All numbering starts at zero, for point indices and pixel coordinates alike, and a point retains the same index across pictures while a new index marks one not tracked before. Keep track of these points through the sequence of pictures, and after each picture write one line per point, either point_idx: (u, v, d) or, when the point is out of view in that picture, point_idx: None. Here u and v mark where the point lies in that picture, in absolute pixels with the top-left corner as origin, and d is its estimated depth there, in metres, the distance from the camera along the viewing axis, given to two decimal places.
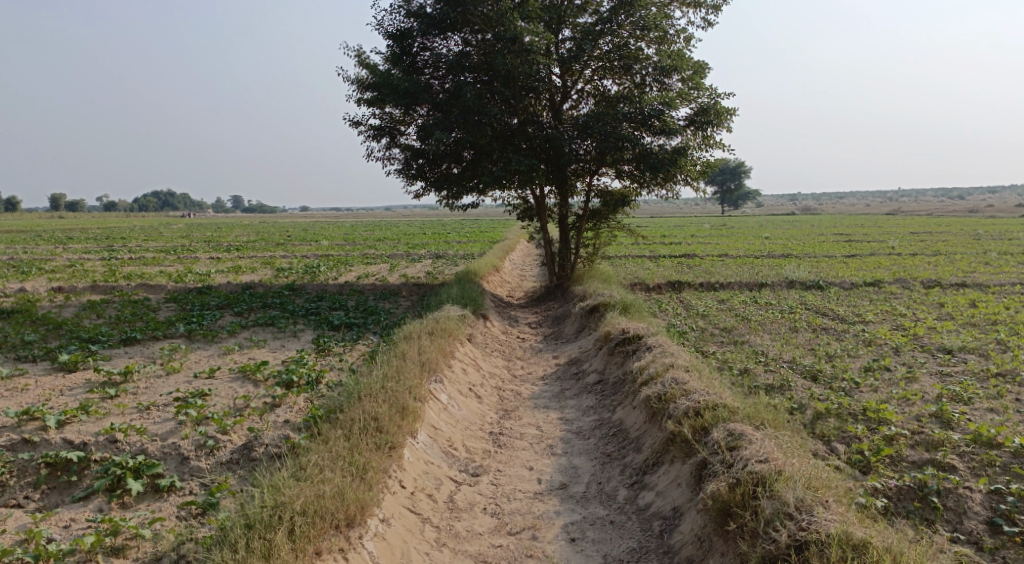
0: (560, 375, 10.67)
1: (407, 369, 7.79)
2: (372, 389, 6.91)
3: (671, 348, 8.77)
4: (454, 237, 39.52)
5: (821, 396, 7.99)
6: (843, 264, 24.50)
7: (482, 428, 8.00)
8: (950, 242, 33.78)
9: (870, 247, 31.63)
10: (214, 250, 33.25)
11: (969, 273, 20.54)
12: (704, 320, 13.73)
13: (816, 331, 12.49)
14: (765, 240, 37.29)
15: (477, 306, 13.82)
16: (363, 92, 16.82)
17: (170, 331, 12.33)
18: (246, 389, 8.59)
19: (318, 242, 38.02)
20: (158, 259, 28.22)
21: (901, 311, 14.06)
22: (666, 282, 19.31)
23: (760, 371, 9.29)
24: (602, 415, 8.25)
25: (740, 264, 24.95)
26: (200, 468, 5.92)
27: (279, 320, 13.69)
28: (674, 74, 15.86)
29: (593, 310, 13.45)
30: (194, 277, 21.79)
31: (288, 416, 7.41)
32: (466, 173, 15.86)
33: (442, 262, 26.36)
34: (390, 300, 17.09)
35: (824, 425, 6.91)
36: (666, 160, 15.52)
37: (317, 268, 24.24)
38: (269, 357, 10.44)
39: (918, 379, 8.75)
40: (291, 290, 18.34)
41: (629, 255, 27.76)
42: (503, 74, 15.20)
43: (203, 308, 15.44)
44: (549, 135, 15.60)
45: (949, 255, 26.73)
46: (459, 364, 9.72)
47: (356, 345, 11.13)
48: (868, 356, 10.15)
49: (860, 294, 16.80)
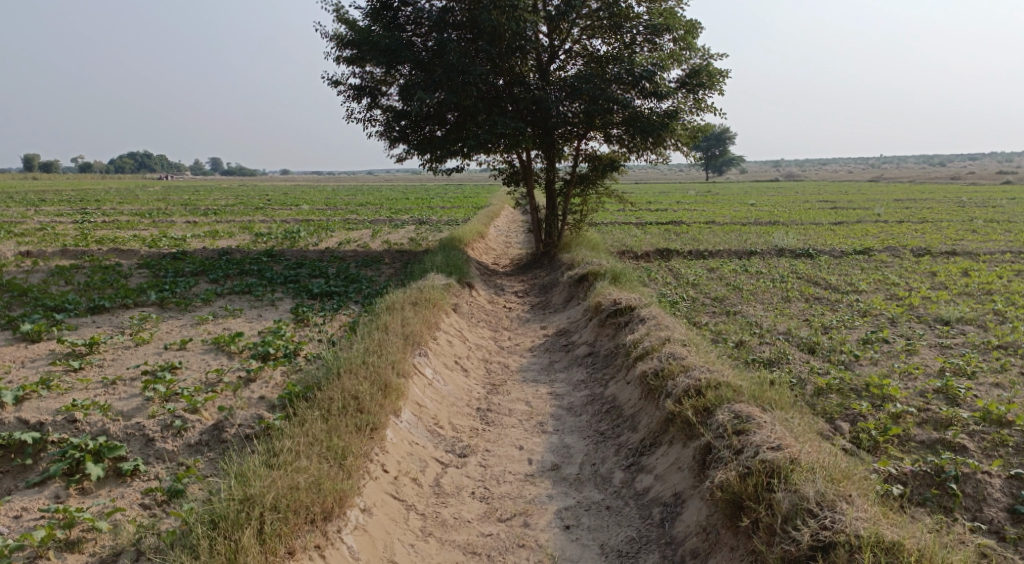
0: (548, 346, 10.34)
1: (390, 343, 7.39)
2: (352, 364, 6.50)
3: (665, 320, 8.41)
4: (437, 202, 38.82)
5: (821, 370, 7.71)
6: (831, 231, 24.27)
7: (469, 404, 7.65)
8: (936, 210, 33.69)
9: (857, 214, 31.45)
10: (190, 214, 32.30)
11: (957, 241, 20.39)
12: (695, 289, 13.43)
13: (809, 301, 12.23)
14: (752, 207, 36.96)
15: (463, 275, 13.37)
16: (342, 50, 16.06)
17: (141, 299, 11.77)
18: (219, 361, 8.13)
19: (299, 207, 37.19)
20: (132, 223, 27.33)
21: (893, 280, 13.83)
22: (654, 249, 18.95)
23: (755, 344, 8.99)
24: (593, 390, 7.93)
25: (727, 231, 24.64)
26: (167, 451, 5.49)
27: (256, 288, 13.15)
28: (666, 34, 15.28)
29: (581, 280, 13.07)
30: (169, 242, 21.06)
31: (264, 393, 6.99)
32: (450, 136, 15.25)
33: (425, 228, 25.78)
34: (373, 267, 16.57)
35: (827, 402, 6.62)
36: (657, 123, 15.01)
37: (296, 233, 23.56)
38: (245, 327, 9.96)
39: (917, 352, 8.50)
40: (270, 256, 17.74)
41: (616, 222, 27.37)
42: (489, 31, 14.52)
43: (177, 274, 14.84)
44: (537, 97, 15.00)
45: (936, 223, 26.60)
46: (444, 336, 9.34)
47: (336, 316, 10.66)
48: (864, 327, 9.89)
49: (851, 262, 16.56)
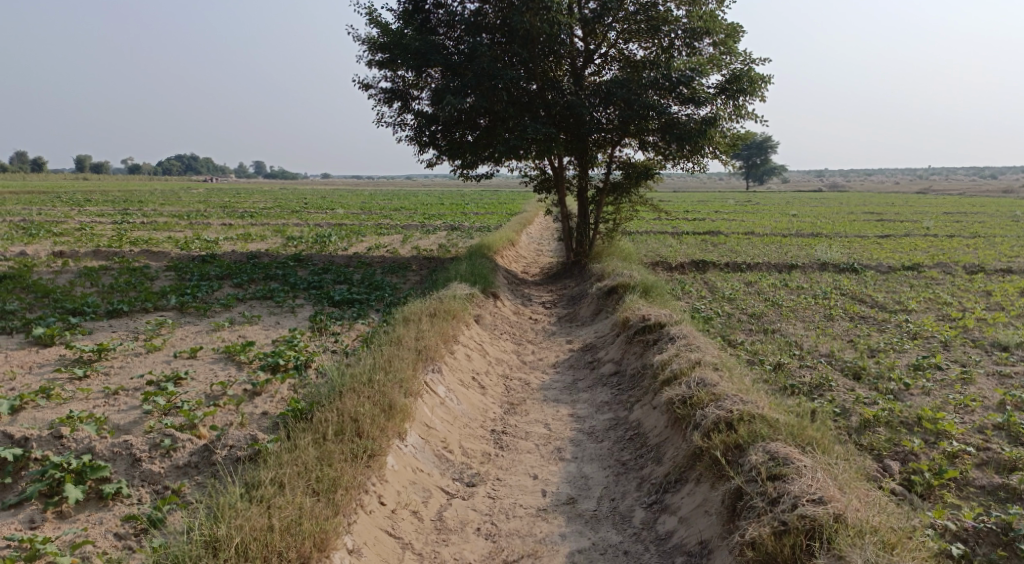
0: (573, 363, 9.82)
1: (400, 358, 6.98)
2: (357, 383, 6.11)
3: (697, 340, 7.83)
4: (471, 208, 38.50)
5: (867, 400, 7.03)
6: (877, 245, 23.18)
7: (483, 425, 7.20)
8: (989, 224, 32.17)
9: (904, 227, 30.17)
10: (227, 216, 32.56)
11: (1013, 258, 19.21)
12: (730, 304, 12.78)
13: (854, 320, 11.45)
14: (793, 218, 35.76)
15: (488, 284, 12.96)
16: (374, 54, 15.82)
17: (161, 303, 11.62)
18: (227, 372, 7.86)
19: (334, 211, 37.32)
20: (169, 224, 27.60)
21: (945, 299, 12.93)
22: (689, 261, 18.27)
23: (794, 368, 8.34)
24: (617, 414, 7.41)
25: (767, 243, 23.75)
26: (153, 473, 5.28)
27: (278, 294, 12.93)
28: (706, 38, 14.68)
29: (610, 292, 12.54)
30: (200, 245, 21.10)
31: (266, 409, 6.68)
32: (481, 142, 14.84)
33: (456, 234, 25.48)
34: (398, 274, 16.27)
35: (873, 437, 5.98)
36: (695, 131, 14.39)
37: (327, 237, 23.47)
38: (260, 335, 9.68)
39: (974, 382, 7.74)
40: (297, 260, 17.59)
41: (651, 231, 26.73)
42: (522, 34, 14.11)
43: (202, 278, 14.73)
44: (569, 102, 14.50)
45: (989, 238, 25.25)
46: (462, 350, 8.91)
47: (354, 325, 10.33)
48: (914, 351, 9.13)
49: (899, 278, 15.64)
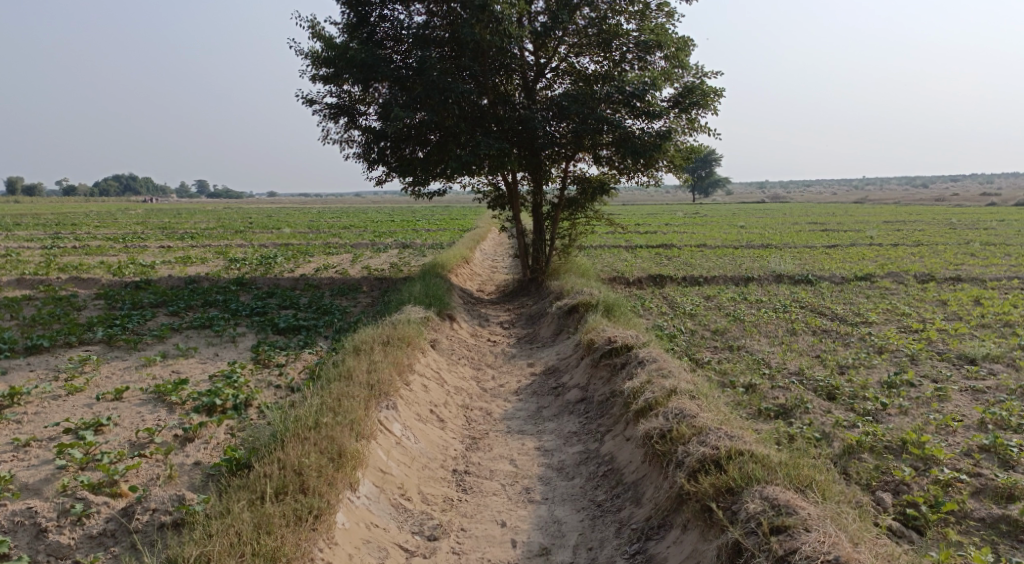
0: (536, 388, 9.32)
1: (351, 396, 6.35)
2: (301, 430, 5.47)
3: (668, 364, 7.40)
4: (422, 225, 37.73)
5: (848, 423, 6.75)
6: (827, 255, 23.48)
7: (444, 465, 6.61)
8: (929, 232, 33.13)
9: (849, 237, 30.80)
10: (166, 238, 31.00)
11: (959, 266, 19.63)
12: (693, 321, 12.52)
13: (817, 334, 11.28)
14: (741, 229, 36.15)
15: (444, 306, 12.37)
16: (318, 68, 15.15)
17: (87, 336, 10.61)
18: (157, 415, 7.08)
19: (280, 230, 36.04)
20: (102, 248, 26.01)
21: (903, 309, 12.93)
22: (646, 275, 18.05)
23: (767, 389, 8.02)
24: (587, 447, 6.92)
25: (720, 255, 23.78)
26: (62, 546, 4.55)
27: (218, 322, 12.06)
28: (657, 52, 14.52)
29: (571, 311, 12.11)
30: (135, 269, 19.82)
31: (199, 459, 5.95)
32: (432, 158, 14.28)
33: (408, 252, 24.79)
34: (348, 297, 15.53)
35: (861, 465, 5.70)
36: (650, 145, 14.15)
37: (273, 258, 22.44)
38: (197, 370, 8.86)
39: (949, 399, 7.56)
40: (240, 284, 16.64)
41: (605, 245, 26.58)
42: (471, 47, 13.71)
43: (134, 306, 13.68)
44: (522, 116, 14.12)
45: (932, 246, 25.89)
46: (418, 380, 8.31)
47: (301, 356, 9.60)
48: (884, 367, 8.94)
49: (854, 289, 15.70)
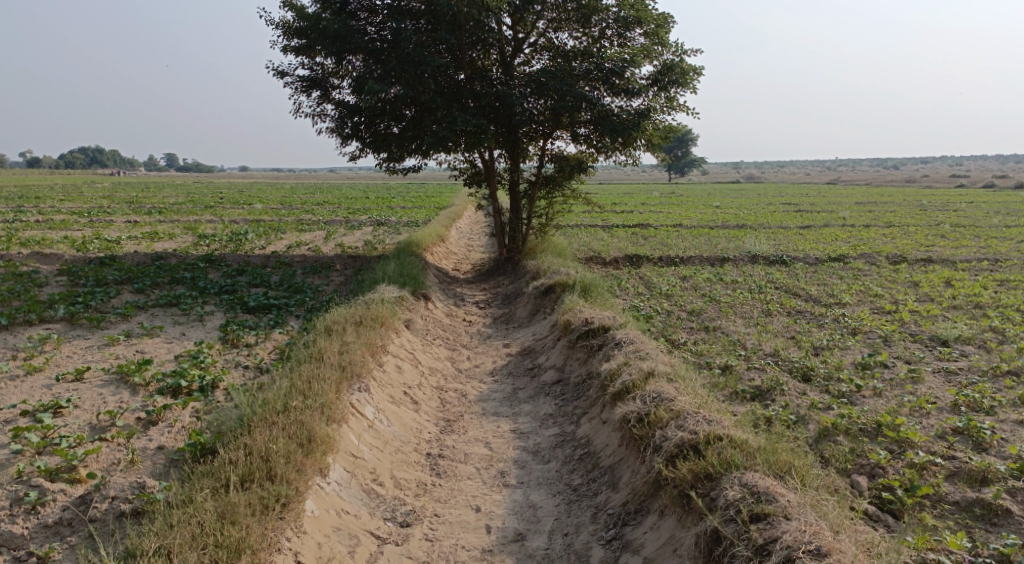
0: (512, 369, 9.21)
1: (321, 379, 6.16)
2: (269, 415, 5.29)
3: (645, 346, 7.33)
4: (397, 202, 37.23)
5: (823, 405, 6.75)
6: (801, 236, 23.65)
7: (418, 449, 6.48)
8: (899, 213, 33.61)
9: (822, 218, 31.11)
10: (133, 213, 30.18)
11: (929, 248, 19.88)
12: (669, 301, 12.49)
13: (792, 315, 11.32)
14: (717, 210, 36.29)
15: (418, 285, 12.17)
16: (289, 39, 14.70)
17: (46, 314, 10.21)
18: (120, 397, 6.82)
19: (252, 206, 35.32)
20: (65, 223, 25.17)
21: (876, 291, 13.04)
22: (623, 255, 18.00)
23: (743, 371, 8.00)
24: (562, 429, 6.83)
25: (696, 235, 23.80)
26: (14, 536, 4.33)
27: (185, 300, 11.72)
28: (636, 28, 14.30)
29: (548, 290, 11.99)
30: (99, 245, 19.21)
31: (162, 443, 5.74)
32: (407, 134, 13.97)
33: (382, 230, 24.42)
34: (321, 275, 15.22)
35: (836, 448, 5.72)
36: (628, 123, 13.98)
37: (244, 235, 21.93)
38: (162, 351, 8.57)
39: (922, 382, 7.60)
40: (209, 261, 16.21)
41: (582, 224, 26.49)
42: (448, 20, 13.38)
43: (98, 283, 13.24)
44: (499, 92, 13.86)
45: (903, 228, 26.22)
46: (392, 362, 8.14)
47: (271, 335, 9.35)
48: (858, 348, 8.98)
49: (828, 270, 15.81)
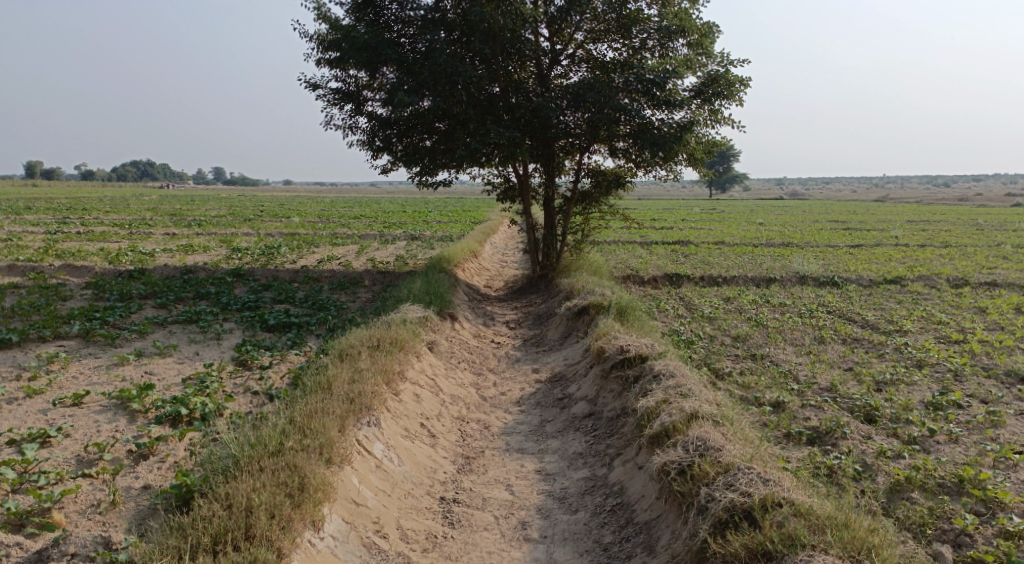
0: (541, 399, 8.53)
1: (325, 415, 5.59)
2: (262, 462, 4.76)
3: (687, 381, 6.56)
4: (433, 216, 37.07)
5: (893, 453, 5.89)
6: (852, 256, 22.46)
7: (430, 492, 5.86)
8: (956, 233, 31.94)
9: (873, 237, 29.72)
10: (173, 226, 30.38)
11: (993, 270, 18.57)
12: (712, 325, 11.66)
13: (848, 343, 10.37)
14: (760, 227, 35.08)
15: (445, 304, 11.57)
16: (322, 52, 14.39)
17: (62, 330, 9.91)
18: (117, 425, 6.40)
19: (289, 219, 35.44)
20: (105, 235, 25.38)
21: (940, 317, 11.97)
22: (662, 274, 17.17)
23: (797, 408, 7.16)
24: (593, 472, 6.14)
25: (739, 253, 22.79)
26: None
27: (205, 317, 11.34)
28: (680, 38, 13.60)
29: (581, 312, 11.27)
30: (132, 257, 19.15)
31: (148, 483, 5.31)
32: (439, 147, 13.47)
33: (416, 245, 24.04)
34: (347, 291, 14.84)
35: (912, 509, 4.89)
36: (670, 136, 13.24)
37: (277, 248, 21.77)
38: (171, 373, 8.17)
39: (1005, 426, 6.64)
40: (237, 275, 15.96)
41: (620, 241, 25.75)
42: (482, 30, 12.86)
43: (122, 297, 13.03)
44: (534, 104, 13.28)
45: (962, 248, 24.77)
46: (410, 390, 7.54)
47: (286, 356, 8.83)
48: (926, 384, 8.01)
49: (884, 294, 14.75)
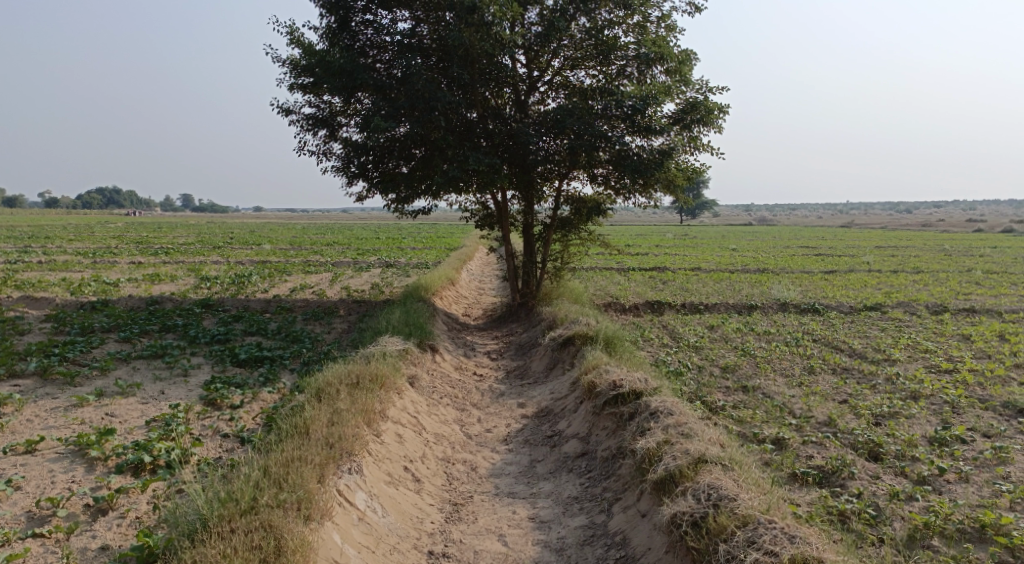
0: (529, 436, 8.12)
1: (302, 464, 5.12)
2: (234, 524, 4.30)
3: (687, 419, 6.23)
4: (407, 243, 36.62)
5: (906, 495, 5.60)
6: (829, 282, 22.53)
7: (418, 545, 5.41)
8: (925, 258, 32.49)
9: (846, 262, 30.02)
10: (138, 253, 29.47)
11: (969, 296, 18.74)
12: (699, 355, 11.41)
13: (838, 373, 10.17)
14: (734, 252, 35.33)
15: (425, 336, 11.14)
16: (295, 76, 14.04)
17: (16, 367, 9.26)
18: (73, 474, 5.85)
19: (260, 246, 34.67)
20: (67, 264, 24.44)
21: (926, 345, 11.88)
22: (643, 301, 16.96)
23: (798, 445, 6.87)
24: (591, 519, 5.75)
25: (717, 280, 22.73)
26: None
27: (172, 351, 10.75)
28: (658, 65, 13.51)
29: (566, 343, 10.92)
30: (95, 288, 18.36)
31: (106, 543, 4.81)
32: (417, 173, 13.10)
33: (391, 272, 23.57)
34: (322, 322, 14.33)
35: (937, 560, 4.60)
36: (651, 163, 13.10)
37: (248, 277, 21.10)
38: (135, 414, 7.62)
39: (1014, 462, 6.42)
40: (206, 306, 15.34)
41: (597, 268, 25.59)
42: (460, 55, 12.65)
43: (83, 331, 12.35)
44: (513, 130, 13.04)
45: (934, 274, 25.07)
46: (392, 430, 7.09)
47: (259, 395, 8.31)
48: (925, 417, 7.80)
49: (866, 321, 14.68)
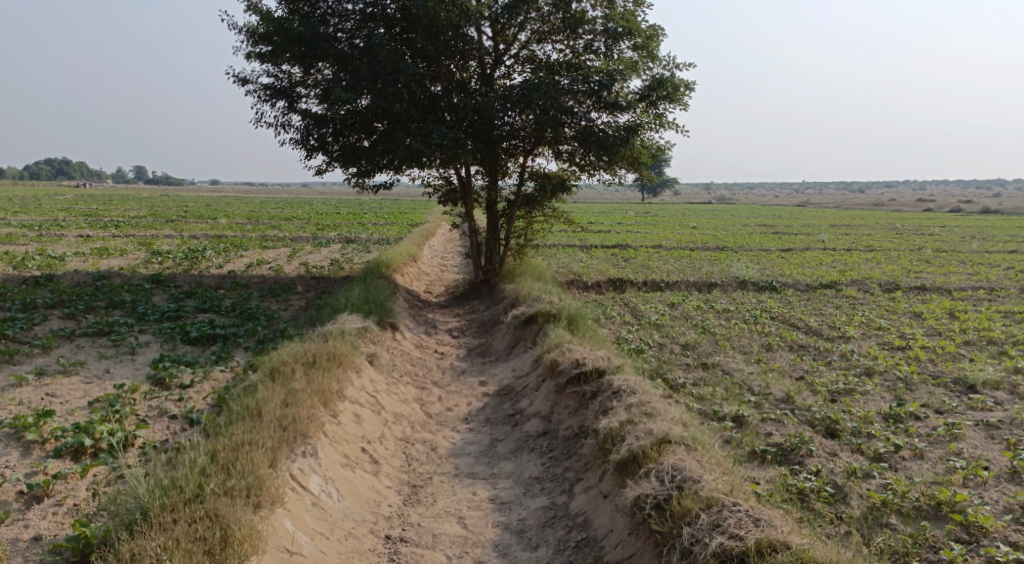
0: (490, 415, 8.00)
1: (251, 448, 4.89)
2: (176, 514, 4.07)
3: (650, 398, 6.16)
4: (368, 218, 35.98)
5: (863, 472, 5.65)
6: (787, 260, 22.88)
7: (375, 530, 5.26)
8: (878, 237, 33.29)
9: (803, 241, 30.58)
10: (87, 226, 28.36)
11: (920, 274, 19.21)
12: (660, 333, 11.41)
13: (796, 350, 10.28)
14: (695, 230, 35.67)
15: (385, 313, 10.88)
16: (252, 45, 13.46)
17: None
18: (6, 459, 5.52)
19: (216, 220, 33.71)
20: (10, 236, 23.34)
21: (880, 322, 12.11)
22: (605, 278, 16.95)
23: (758, 423, 6.89)
24: (552, 500, 5.67)
25: (678, 257, 22.88)
26: None
27: (119, 329, 10.29)
28: (625, 40, 13.34)
29: (529, 321, 10.80)
30: (38, 261, 17.53)
31: (40, 533, 4.54)
32: (377, 147, 12.71)
33: (351, 248, 23.11)
34: (279, 299, 13.94)
35: (895, 540, 4.64)
36: (616, 139, 12.86)
37: (202, 251, 20.44)
38: (77, 394, 7.24)
39: (966, 439, 6.54)
40: (157, 281, 14.77)
41: (560, 245, 25.52)
42: (423, 25, 12.25)
43: (23, 307, 11.76)
44: (477, 104, 12.74)
45: (887, 252, 25.69)
46: (349, 410, 6.88)
47: (210, 374, 7.99)
48: (880, 393, 7.92)
49: (822, 298, 14.91)
